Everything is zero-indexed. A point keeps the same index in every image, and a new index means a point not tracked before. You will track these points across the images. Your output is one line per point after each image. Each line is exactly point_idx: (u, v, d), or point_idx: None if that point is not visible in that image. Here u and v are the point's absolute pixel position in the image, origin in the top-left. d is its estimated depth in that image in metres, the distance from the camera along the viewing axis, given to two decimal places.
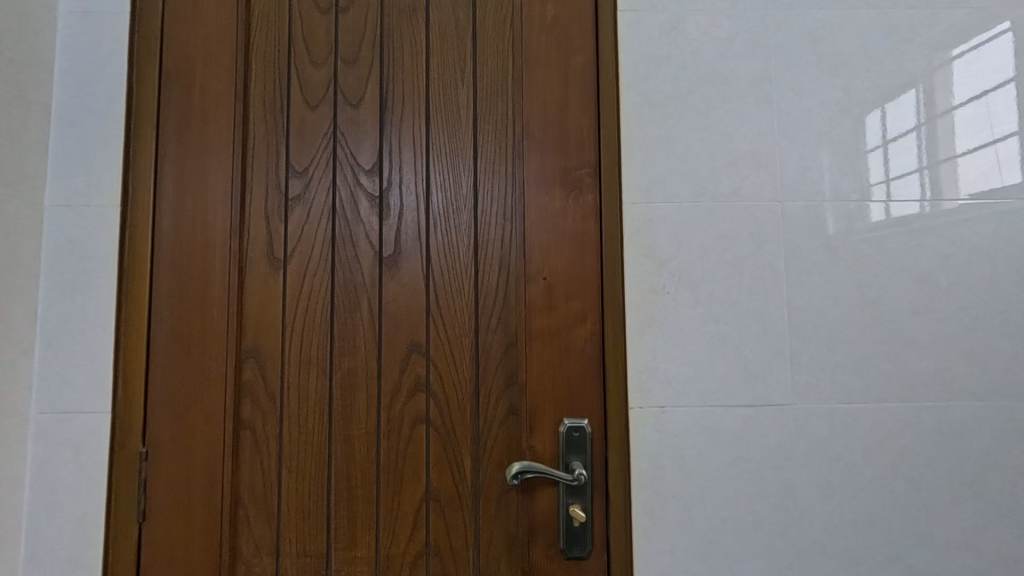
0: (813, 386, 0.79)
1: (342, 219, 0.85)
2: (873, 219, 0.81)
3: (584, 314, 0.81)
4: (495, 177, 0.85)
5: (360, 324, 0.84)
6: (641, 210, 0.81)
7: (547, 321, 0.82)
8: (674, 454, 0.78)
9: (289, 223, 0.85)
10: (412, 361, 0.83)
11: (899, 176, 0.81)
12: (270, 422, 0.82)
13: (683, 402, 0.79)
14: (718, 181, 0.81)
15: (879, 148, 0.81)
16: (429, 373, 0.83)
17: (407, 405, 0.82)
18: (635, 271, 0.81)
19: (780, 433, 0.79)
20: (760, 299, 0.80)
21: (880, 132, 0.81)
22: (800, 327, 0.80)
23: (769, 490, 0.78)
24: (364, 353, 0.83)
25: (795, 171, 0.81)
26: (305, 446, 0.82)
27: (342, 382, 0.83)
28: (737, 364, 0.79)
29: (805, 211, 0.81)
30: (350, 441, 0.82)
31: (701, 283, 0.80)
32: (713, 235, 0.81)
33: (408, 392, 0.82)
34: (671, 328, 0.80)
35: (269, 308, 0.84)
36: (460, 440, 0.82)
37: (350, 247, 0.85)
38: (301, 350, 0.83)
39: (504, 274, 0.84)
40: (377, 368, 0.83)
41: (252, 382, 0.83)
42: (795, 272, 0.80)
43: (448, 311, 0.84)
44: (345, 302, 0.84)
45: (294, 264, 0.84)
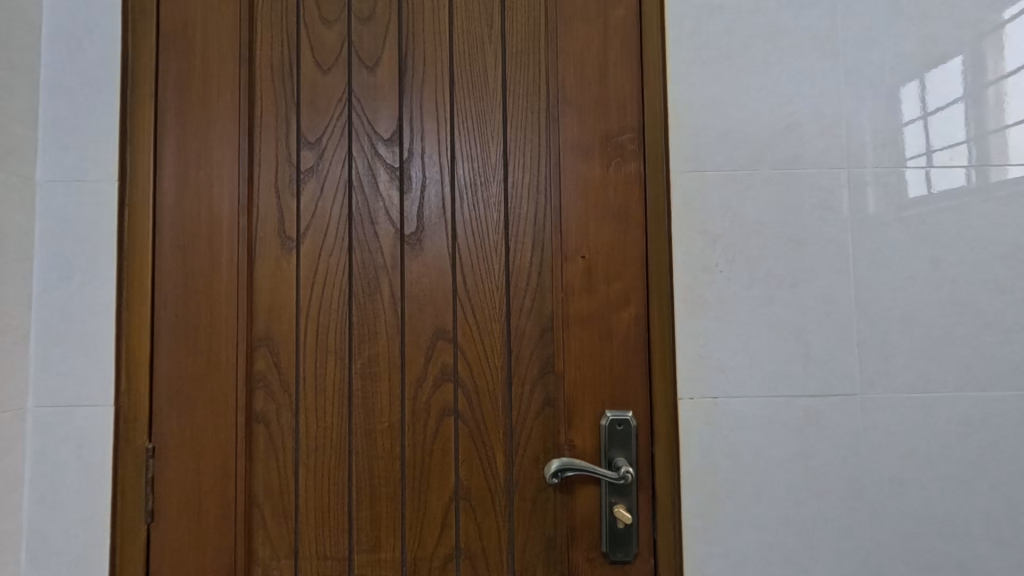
0: (883, 373, 0.71)
1: (360, 194, 0.78)
2: (913, 198, 0.72)
3: (628, 295, 0.74)
4: (527, 145, 0.77)
5: (381, 308, 0.77)
6: (691, 180, 0.73)
7: (586, 304, 0.74)
8: (728, 449, 0.71)
9: (302, 198, 0.78)
10: (438, 348, 0.76)
11: (941, 152, 0.72)
12: (285, 415, 0.76)
13: (738, 392, 0.72)
14: (776, 147, 0.73)
15: (918, 121, 0.73)
16: (457, 362, 0.76)
17: (433, 397, 0.75)
18: (684, 248, 0.73)
19: (846, 426, 0.71)
20: (823, 278, 0.72)
21: (919, 103, 0.73)
22: (868, 309, 0.72)
23: (833, 488, 0.71)
24: (385, 340, 0.76)
25: (862, 135, 0.73)
26: (323, 442, 0.76)
27: (362, 371, 0.76)
28: (798, 350, 0.72)
29: (873, 180, 0.73)
30: (372, 436, 0.75)
31: (757, 261, 0.72)
32: (771, 208, 0.73)
33: (434, 381, 0.75)
34: (725, 311, 0.72)
35: (282, 291, 0.77)
36: (492, 435, 0.75)
37: (369, 224, 0.77)
38: (317, 337, 0.77)
39: (538, 252, 0.76)
40: (399, 356, 0.76)
41: (265, 373, 0.76)
42: (863, 247, 0.72)
43: (477, 294, 0.76)
44: (364, 284, 0.77)
45: (309, 244, 0.77)
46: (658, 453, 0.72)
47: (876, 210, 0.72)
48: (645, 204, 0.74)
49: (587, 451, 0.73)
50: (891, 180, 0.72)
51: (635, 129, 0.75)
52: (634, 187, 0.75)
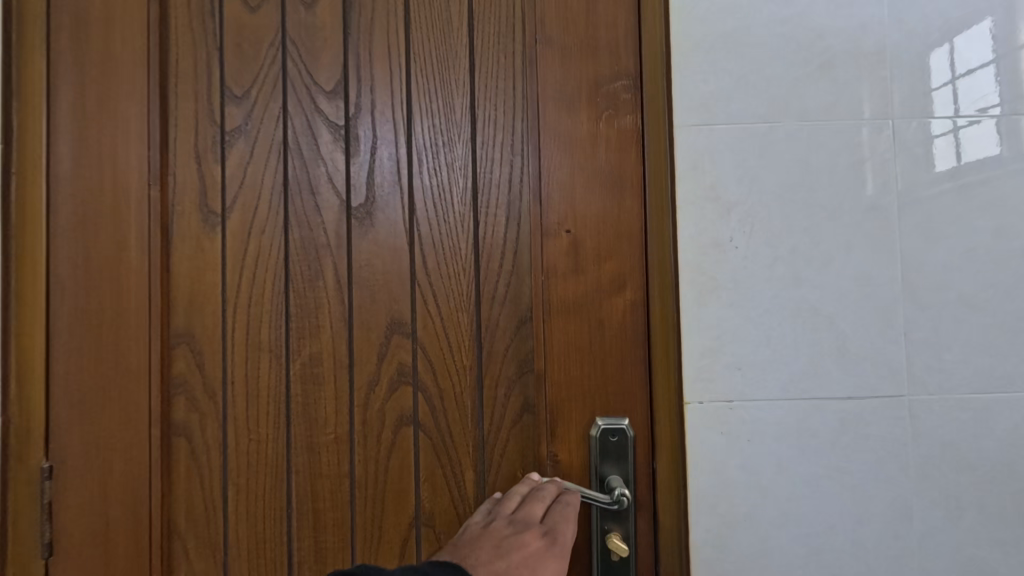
0: (936, 370, 0.58)
1: (297, 159, 0.64)
2: (938, 171, 0.59)
3: (622, 278, 0.61)
4: (499, 96, 0.63)
5: (324, 296, 0.63)
6: (699, 135, 0.60)
7: (572, 289, 0.61)
8: (746, 464, 0.58)
9: (227, 165, 0.64)
10: (393, 344, 0.63)
11: (970, 121, 0.59)
12: (211, 426, 0.63)
13: (757, 394, 0.59)
14: (802, 94, 0.60)
15: (946, 85, 0.59)
16: (417, 360, 0.63)
17: (388, 403, 0.62)
18: (692, 219, 0.59)
19: (891, 435, 0.58)
20: (863, 254, 0.59)
21: (947, 63, 0.59)
22: (918, 292, 0.58)
23: (875, 511, 0.58)
24: (330, 335, 0.63)
25: (909, 78, 0.59)
26: (257, 459, 0.63)
27: (302, 373, 0.63)
28: (831, 341, 0.59)
29: (922, 133, 0.59)
30: (316, 451, 0.62)
31: (780, 234, 0.59)
32: (797, 168, 0.59)
33: (389, 384, 0.63)
34: (742, 295, 0.59)
35: (205, 276, 0.64)
36: (459, 448, 0.62)
37: (309, 195, 0.64)
38: (248, 332, 0.63)
39: (513, 226, 0.63)
40: (347, 354, 0.63)
41: (185, 376, 0.63)
42: (911, 216, 0.59)
43: (440, 279, 0.63)
44: (304, 268, 0.64)
45: (236, 219, 0.64)
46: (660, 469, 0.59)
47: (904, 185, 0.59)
48: (643, 167, 0.61)
49: (576, 467, 0.61)
50: (913, 147, 0.59)
51: (631, 76, 0.62)
52: (629, 145, 0.62)
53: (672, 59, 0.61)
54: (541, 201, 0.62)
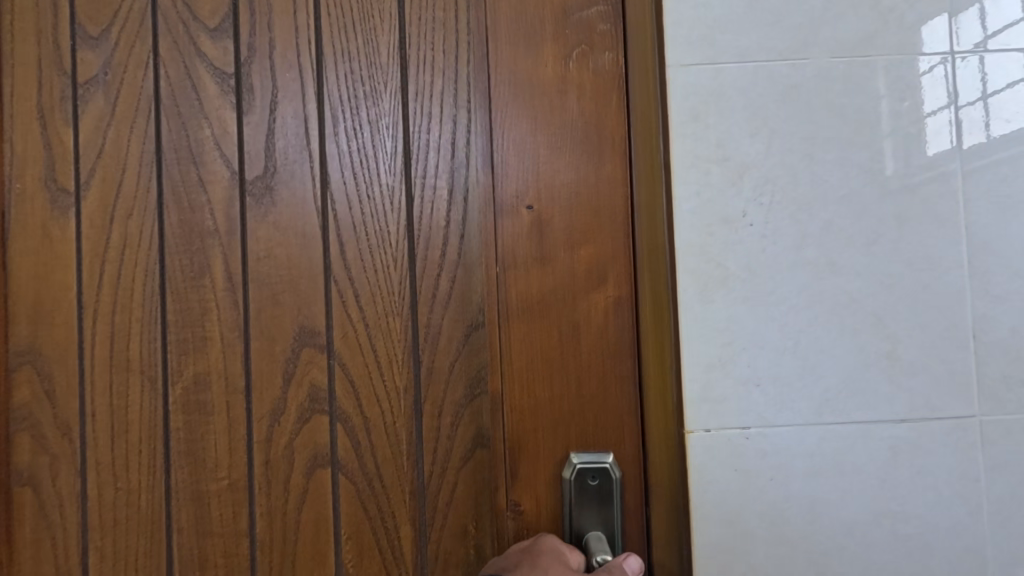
0: (1016, 383, 0.44)
1: (173, 122, 0.50)
2: (965, 150, 0.45)
3: (602, 267, 0.47)
4: (432, 29, 0.49)
5: (211, 301, 0.50)
6: (700, 75, 0.45)
7: (539, 285, 0.47)
8: (769, 511, 0.44)
9: (82, 128, 0.50)
10: (305, 359, 0.49)
11: (1003, 90, 0.45)
12: (64, 472, 0.49)
13: (782, 418, 0.44)
14: (835, 22, 0.45)
15: (976, 47, 0.45)
16: (334, 382, 0.49)
17: (300, 436, 0.49)
18: (693, 186, 0.45)
19: (958, 468, 0.44)
20: (918, 232, 0.45)
21: (979, 16, 0.45)
22: (990, 280, 0.45)
23: (939, 568, 0.44)
24: (220, 351, 0.50)
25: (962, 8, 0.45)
26: (128, 510, 0.49)
27: (184, 401, 0.50)
28: (877, 347, 0.45)
29: (978, 79, 0.45)
30: (205, 501, 0.49)
31: (810, 206, 0.45)
32: (831, 119, 0.45)
33: (300, 412, 0.49)
34: (760, 288, 0.45)
35: (53, 276, 0.50)
36: (391, 494, 0.49)
37: (191, 166, 0.50)
38: (112, 347, 0.50)
39: (456, 206, 0.49)
40: (243, 375, 0.50)
41: (31, 407, 0.49)
42: (980, 180, 0.45)
43: (364, 275, 0.49)
44: (183, 267, 0.50)
45: (93, 202, 0.50)
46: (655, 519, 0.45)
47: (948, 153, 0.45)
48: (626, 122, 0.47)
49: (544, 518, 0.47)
50: (934, 116, 0.45)
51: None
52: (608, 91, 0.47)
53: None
54: (494, 169, 0.47)
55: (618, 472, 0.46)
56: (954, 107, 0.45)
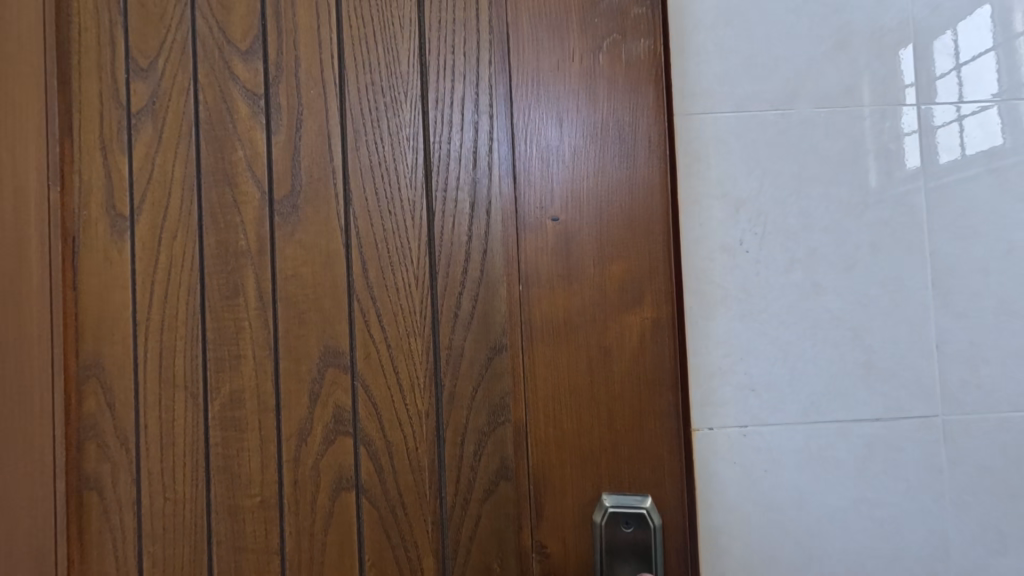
0: (974, 387, 0.52)
1: (217, 158, 0.56)
2: (941, 164, 0.52)
3: (639, 292, 0.51)
4: (454, 30, 0.54)
5: (246, 321, 0.56)
6: (703, 123, 0.52)
7: (570, 301, 0.51)
8: (763, 499, 0.51)
9: (135, 153, 0.56)
10: (330, 379, 0.55)
11: (976, 113, 0.53)
12: (123, 478, 0.55)
13: (774, 418, 0.51)
14: (819, 75, 0.53)
15: (950, 73, 0.53)
16: (357, 407, 0.55)
17: (331, 441, 0.55)
18: (697, 221, 0.52)
19: (924, 461, 0.51)
20: (888, 257, 0.52)
21: (952, 47, 0.53)
22: (951, 299, 0.52)
23: (908, 548, 0.51)
24: (253, 367, 0.56)
25: (938, 44, 0.53)
26: (175, 512, 0.55)
27: (222, 418, 0.55)
28: (854, 357, 0.52)
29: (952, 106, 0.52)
30: (237, 514, 0.55)
31: (797, 235, 0.52)
32: (815, 161, 0.52)
33: (325, 437, 0.55)
34: (754, 306, 0.52)
35: (111, 295, 0.56)
36: (413, 522, 0.54)
37: (228, 189, 0.56)
38: (161, 362, 0.56)
39: (477, 236, 0.53)
40: (273, 394, 0.55)
41: (95, 418, 0.55)
42: (941, 213, 0.52)
43: (385, 295, 0.55)
44: (227, 292, 0.56)
45: (146, 223, 0.56)
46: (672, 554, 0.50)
47: (914, 189, 0.52)
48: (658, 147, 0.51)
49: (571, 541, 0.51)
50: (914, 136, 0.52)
51: (633, 23, 0.51)
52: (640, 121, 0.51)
53: None
54: (517, 180, 0.52)
55: (658, 520, 0.50)
56: (932, 127, 0.52)
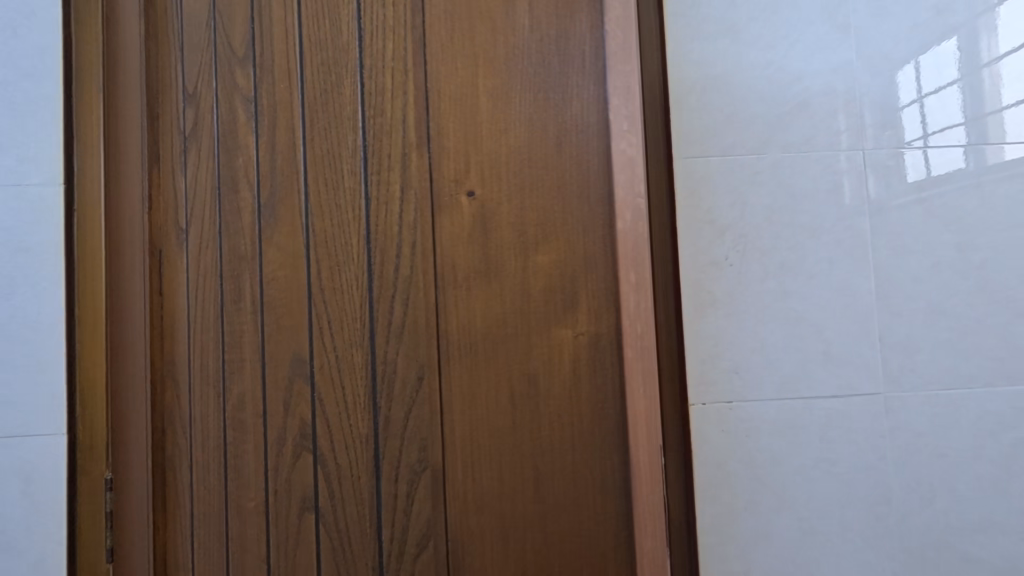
0: (909, 370, 0.66)
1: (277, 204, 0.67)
2: (909, 181, 0.67)
3: (574, 301, 0.67)
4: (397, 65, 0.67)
5: (246, 327, 0.67)
6: (696, 166, 0.67)
7: (490, 308, 0.66)
8: (746, 459, 0.65)
9: (189, 178, 0.68)
10: (296, 390, 0.66)
11: (939, 133, 0.68)
12: (182, 453, 0.67)
13: (754, 395, 0.66)
14: (786, 129, 0.68)
15: (913, 103, 0.68)
16: (318, 423, 0.66)
17: (291, 445, 0.66)
18: (692, 242, 0.67)
19: (871, 427, 0.66)
20: (841, 269, 0.67)
21: (915, 84, 0.68)
22: (891, 302, 0.67)
23: (860, 496, 0.65)
24: (250, 376, 0.66)
25: (904, 81, 0.68)
26: (210, 502, 0.66)
27: (230, 416, 0.66)
28: (816, 348, 0.66)
29: (914, 129, 0.68)
30: (244, 516, 0.66)
31: (770, 252, 0.67)
32: (784, 195, 0.67)
33: (292, 453, 0.66)
34: (737, 308, 0.66)
35: (178, 299, 0.67)
36: (357, 533, 0.66)
37: (234, 201, 0.67)
38: (204, 360, 0.67)
39: (405, 260, 0.66)
40: (261, 403, 0.66)
41: (172, 405, 0.67)
42: (883, 234, 0.67)
43: (334, 305, 0.67)
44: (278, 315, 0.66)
45: (195, 236, 0.67)
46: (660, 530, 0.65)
47: (862, 216, 0.67)
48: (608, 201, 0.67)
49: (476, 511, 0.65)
50: (881, 161, 0.68)
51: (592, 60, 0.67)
52: (573, 177, 0.67)
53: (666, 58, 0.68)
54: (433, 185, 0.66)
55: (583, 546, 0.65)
56: (900, 150, 0.68)
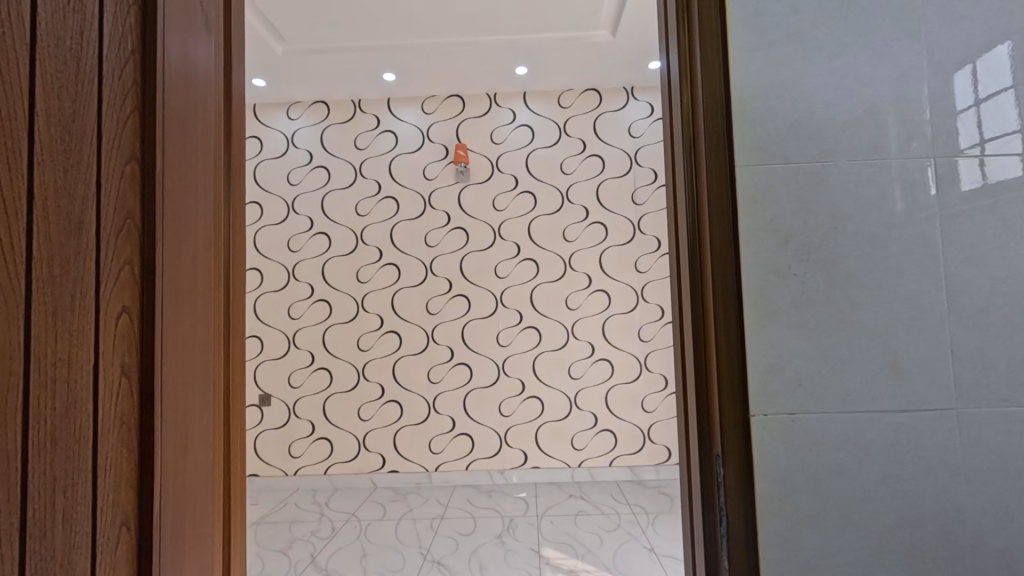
0: (981, 385, 0.64)
1: (54, 142, 0.50)
2: (964, 189, 0.66)
3: (107, 258, 0.56)
4: None
5: (126, 286, 0.59)
6: (758, 173, 0.66)
7: (62, 245, 0.51)
8: (809, 473, 0.64)
9: (125, 122, 0.59)
10: (122, 374, 0.58)
11: (996, 138, 0.66)
12: (109, 417, 0.56)
13: (817, 407, 0.64)
14: (853, 136, 0.66)
15: (970, 109, 0.67)
16: (119, 403, 0.57)
17: (106, 420, 0.56)
18: (754, 248, 0.66)
19: (942, 445, 0.64)
20: (908, 279, 0.65)
21: (971, 89, 0.67)
22: (963, 313, 0.65)
23: (928, 513, 0.63)
24: (123, 344, 0.58)
25: (960, 86, 0.67)
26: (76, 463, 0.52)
27: (105, 390, 0.56)
28: (884, 360, 0.65)
29: (971, 133, 0.66)
30: (70, 470, 0.51)
31: (835, 261, 0.65)
32: (851, 202, 0.66)
33: (101, 426, 0.55)
34: (800, 317, 0.65)
35: (128, 241, 0.59)
36: (74, 491, 0.51)
37: (116, 146, 0.58)
38: (131, 317, 0.59)
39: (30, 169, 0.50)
40: (109, 375, 0.56)
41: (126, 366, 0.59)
42: (956, 246, 0.65)
43: (114, 279, 0.57)
44: (50, 292, 0.49)
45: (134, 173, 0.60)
46: (734, 524, 0.63)
47: (931, 225, 0.65)
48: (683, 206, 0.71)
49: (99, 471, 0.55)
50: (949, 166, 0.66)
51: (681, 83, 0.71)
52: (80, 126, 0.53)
53: (729, 69, 0.67)
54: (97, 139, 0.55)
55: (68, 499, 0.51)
56: (956, 156, 0.66)
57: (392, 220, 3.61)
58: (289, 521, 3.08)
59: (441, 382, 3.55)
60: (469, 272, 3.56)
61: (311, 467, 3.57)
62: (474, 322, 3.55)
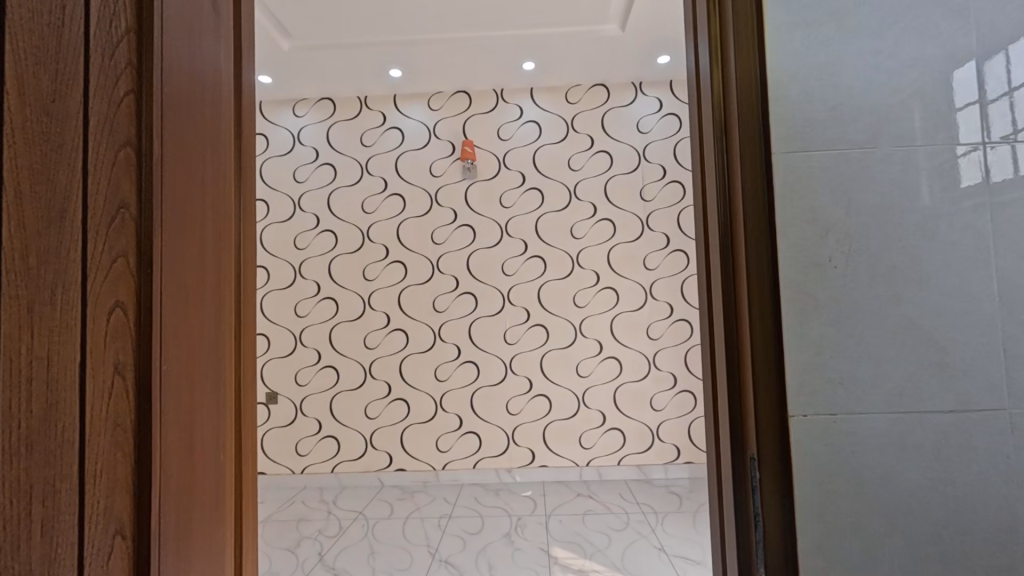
0: None
1: (30, 126, 0.47)
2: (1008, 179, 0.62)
3: (97, 249, 0.53)
4: None
5: (120, 281, 0.55)
6: (796, 160, 0.63)
7: (38, 235, 0.47)
8: (852, 476, 0.60)
9: (119, 107, 0.56)
10: (114, 372, 0.54)
11: None
12: (98, 417, 0.52)
13: (860, 407, 0.61)
14: (896, 121, 0.63)
15: (1002, 98, 0.63)
16: (109, 404, 0.54)
17: (94, 421, 0.52)
18: (793, 240, 0.62)
19: (992, 447, 0.60)
20: (956, 273, 0.61)
21: (1005, 76, 0.63)
22: (1013, 308, 0.61)
23: (978, 520, 0.60)
24: (116, 343, 0.55)
25: (993, 73, 0.63)
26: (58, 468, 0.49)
27: (93, 389, 0.52)
28: (930, 358, 0.61)
29: (1002, 123, 0.63)
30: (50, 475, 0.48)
31: (878, 254, 0.62)
32: (895, 191, 0.62)
33: (88, 428, 0.51)
34: (841, 312, 0.62)
35: (124, 232, 0.56)
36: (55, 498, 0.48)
37: (108, 132, 0.54)
38: (126, 313, 0.56)
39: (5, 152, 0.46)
40: (99, 375, 0.53)
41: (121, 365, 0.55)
42: (1005, 237, 0.62)
43: (105, 273, 0.54)
44: (25, 287, 0.46)
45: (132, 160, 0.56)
46: (770, 530, 0.60)
47: (978, 217, 0.62)
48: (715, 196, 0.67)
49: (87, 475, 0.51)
50: (992, 156, 0.62)
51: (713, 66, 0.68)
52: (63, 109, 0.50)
53: (766, 52, 0.64)
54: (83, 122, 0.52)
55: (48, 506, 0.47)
56: (986, 145, 0.62)
57: (399, 217, 3.57)
58: (295, 520, 3.05)
59: (448, 380, 3.52)
60: (476, 270, 3.54)
61: (317, 466, 3.54)
62: (482, 320, 3.52)
